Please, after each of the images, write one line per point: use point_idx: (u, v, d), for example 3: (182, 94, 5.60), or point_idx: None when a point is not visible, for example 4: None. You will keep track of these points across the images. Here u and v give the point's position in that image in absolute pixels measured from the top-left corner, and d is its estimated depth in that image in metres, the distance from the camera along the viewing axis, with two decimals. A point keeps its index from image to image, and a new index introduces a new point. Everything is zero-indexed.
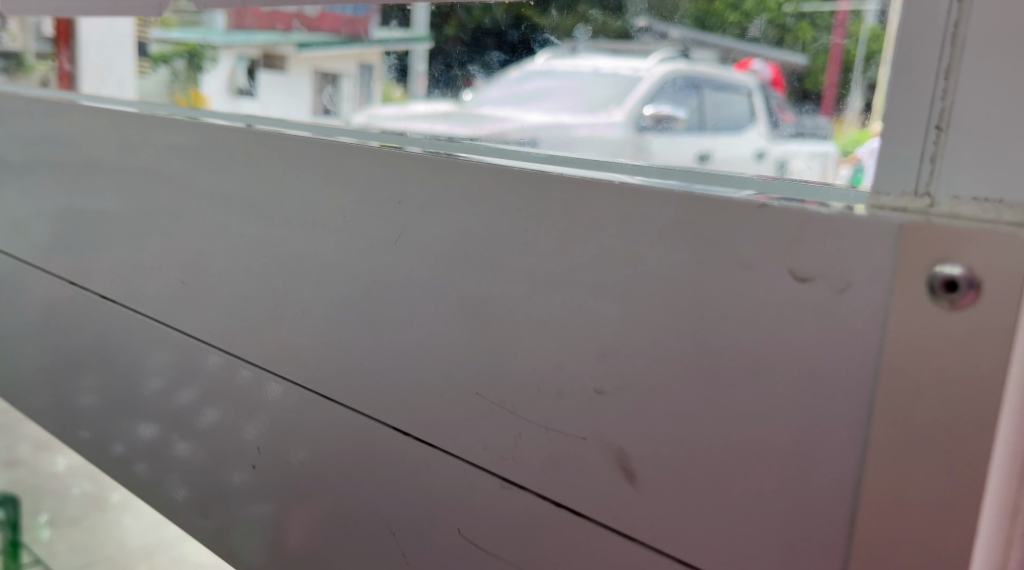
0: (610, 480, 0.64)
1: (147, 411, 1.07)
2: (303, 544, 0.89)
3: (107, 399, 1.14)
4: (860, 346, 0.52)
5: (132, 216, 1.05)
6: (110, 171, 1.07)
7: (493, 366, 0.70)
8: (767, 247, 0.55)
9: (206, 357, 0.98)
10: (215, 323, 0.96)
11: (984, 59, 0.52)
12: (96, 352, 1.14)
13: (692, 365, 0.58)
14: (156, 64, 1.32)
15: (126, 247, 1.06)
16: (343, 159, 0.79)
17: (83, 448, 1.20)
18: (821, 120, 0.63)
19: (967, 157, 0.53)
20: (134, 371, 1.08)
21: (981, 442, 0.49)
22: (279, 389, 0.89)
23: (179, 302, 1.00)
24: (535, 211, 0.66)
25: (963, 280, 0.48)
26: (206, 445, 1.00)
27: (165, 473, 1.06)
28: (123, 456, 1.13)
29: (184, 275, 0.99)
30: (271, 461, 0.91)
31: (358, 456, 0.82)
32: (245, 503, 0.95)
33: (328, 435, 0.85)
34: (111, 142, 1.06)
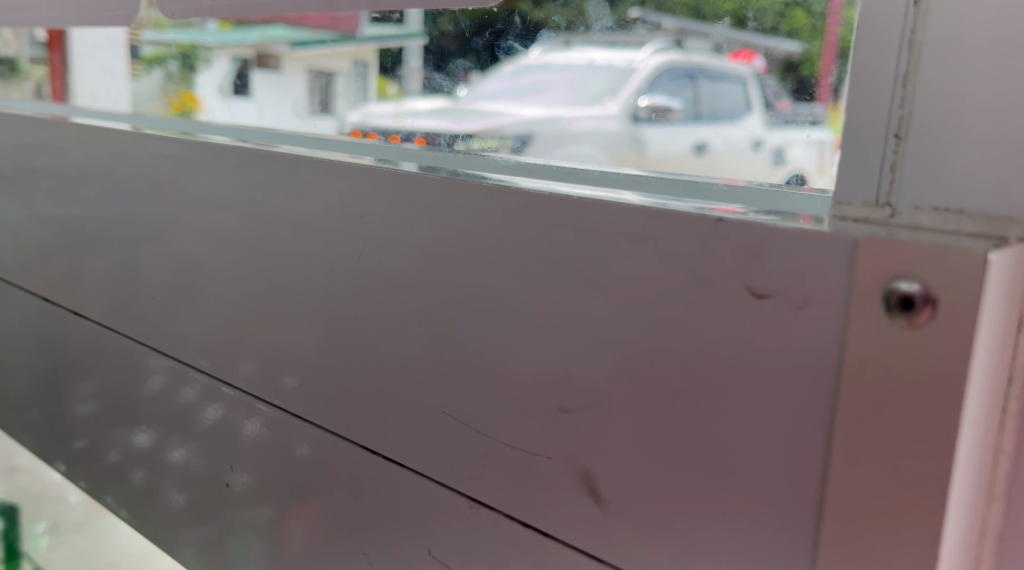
0: (576, 500, 0.63)
1: (140, 417, 1.06)
2: (308, 546, 0.85)
3: (99, 410, 1.13)
4: (819, 365, 0.50)
5: (111, 230, 1.04)
6: (88, 181, 1.06)
7: (460, 385, 0.69)
8: (724, 263, 0.53)
9: (187, 377, 0.97)
10: (193, 336, 0.95)
11: (942, 67, 0.51)
12: (86, 363, 1.13)
13: (653, 383, 0.57)
14: (149, 65, 1.38)
15: (107, 262, 1.05)
16: (308, 174, 0.78)
17: (76, 459, 1.19)
18: (816, 108, 0.62)
19: (927, 166, 0.52)
20: (126, 380, 1.06)
21: (943, 463, 0.47)
22: (262, 409, 0.88)
23: (159, 316, 0.99)
24: (496, 227, 0.65)
25: (919, 296, 0.47)
26: (205, 447, 0.96)
27: (160, 482, 1.04)
28: (120, 464, 1.11)
29: (162, 288, 0.98)
30: (272, 459, 0.87)
31: (334, 474, 0.81)
32: (250, 505, 0.91)
33: (308, 445, 0.83)
34: (89, 156, 1.05)
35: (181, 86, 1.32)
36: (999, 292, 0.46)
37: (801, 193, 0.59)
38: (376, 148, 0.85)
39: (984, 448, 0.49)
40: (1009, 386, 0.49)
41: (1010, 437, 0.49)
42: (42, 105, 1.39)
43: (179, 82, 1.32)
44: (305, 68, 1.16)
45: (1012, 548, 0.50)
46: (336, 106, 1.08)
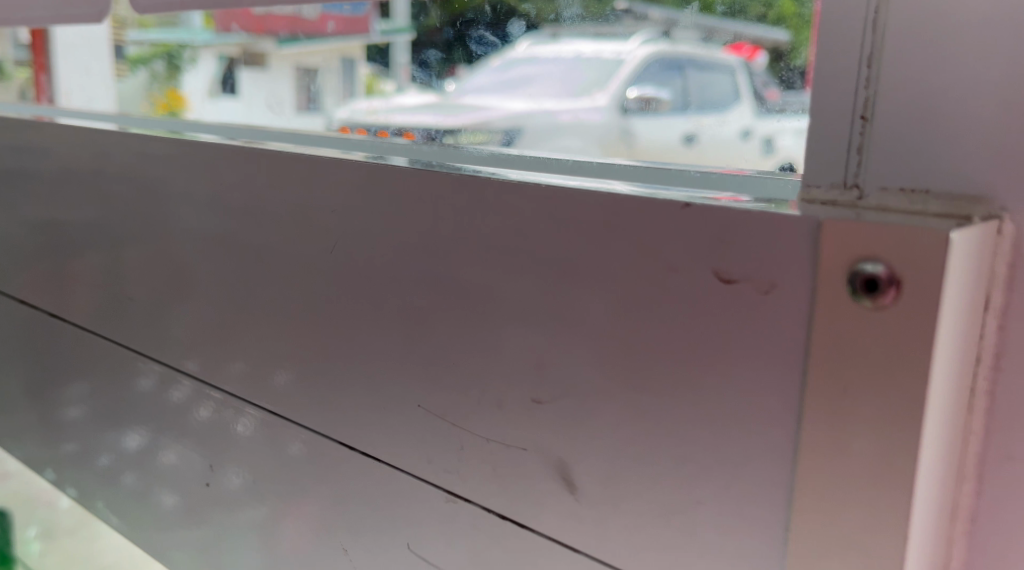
0: (552, 491, 0.62)
1: (129, 420, 1.05)
2: (299, 545, 0.84)
3: (89, 413, 1.12)
4: (787, 348, 0.50)
5: (90, 231, 1.03)
6: (65, 183, 1.05)
7: (435, 378, 0.69)
8: (692, 249, 0.53)
9: (174, 385, 0.96)
10: (173, 337, 0.94)
11: (907, 47, 0.50)
12: (72, 367, 1.12)
13: (625, 373, 0.57)
14: (134, 65, 1.45)
15: (90, 266, 1.04)
16: (280, 170, 0.77)
17: (69, 463, 1.19)
18: (801, 94, 0.60)
19: (893, 147, 0.51)
20: (117, 384, 1.05)
21: (909, 447, 0.47)
22: (252, 417, 0.86)
23: (144, 319, 0.98)
24: (466, 219, 0.64)
25: (884, 277, 0.46)
26: (199, 443, 0.94)
27: (153, 483, 1.03)
28: (112, 466, 1.10)
29: (142, 289, 0.97)
30: (263, 460, 0.86)
31: (317, 472, 0.81)
32: (240, 505, 0.91)
33: (290, 443, 0.83)
34: (66, 157, 1.04)
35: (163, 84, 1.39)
36: (963, 272, 0.46)
37: (776, 179, 0.59)
38: (347, 143, 0.84)
39: (953, 430, 0.49)
40: (977, 366, 0.49)
41: (979, 418, 0.50)
42: (27, 108, 1.38)
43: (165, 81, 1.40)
44: (290, 65, 1.26)
45: (984, 528, 0.50)
46: (323, 103, 1.25)
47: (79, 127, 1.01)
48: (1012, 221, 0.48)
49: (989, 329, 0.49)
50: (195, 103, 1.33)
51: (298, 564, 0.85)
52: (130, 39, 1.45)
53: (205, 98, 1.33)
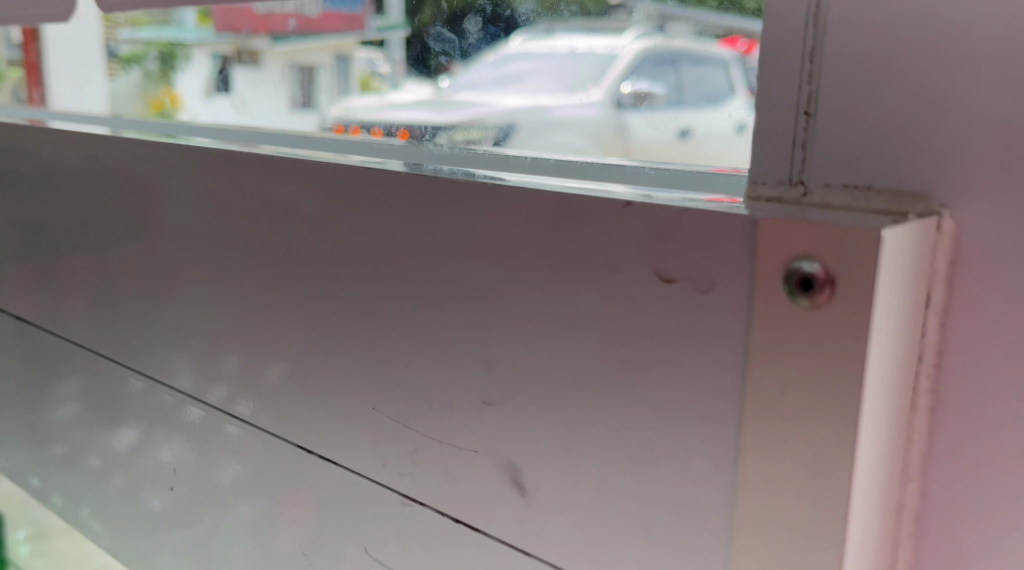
0: (503, 493, 0.62)
1: (115, 424, 1.04)
2: (271, 550, 0.83)
3: (80, 414, 1.10)
4: (727, 349, 0.49)
5: (71, 231, 1.02)
6: (43, 183, 1.05)
7: (389, 381, 0.68)
8: (633, 249, 0.52)
9: (160, 392, 0.95)
10: (151, 339, 0.93)
11: (847, 41, 0.49)
12: (59, 370, 1.11)
13: (573, 374, 0.56)
14: (127, 64, 1.45)
15: (71, 271, 1.04)
16: (243, 172, 0.76)
17: (58, 467, 1.17)
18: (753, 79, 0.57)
19: (836, 143, 0.50)
20: (103, 391, 1.04)
21: (843, 447, 0.46)
22: (232, 427, 0.85)
23: (124, 323, 0.97)
24: (418, 218, 0.63)
25: (820, 276, 0.45)
26: (184, 450, 0.93)
27: (138, 487, 1.02)
28: (97, 470, 1.09)
29: (122, 291, 0.96)
30: (241, 467, 0.85)
31: (283, 476, 0.80)
32: (219, 511, 0.90)
33: (261, 445, 0.82)
34: (42, 158, 1.04)
35: (162, 82, 1.42)
36: (898, 270, 0.45)
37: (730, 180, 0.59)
38: (321, 143, 0.85)
39: (896, 429, 0.49)
40: (919, 363, 0.49)
41: (923, 416, 0.49)
42: (15, 109, 1.38)
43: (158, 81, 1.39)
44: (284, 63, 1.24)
45: (927, 528, 0.50)
46: (319, 101, 1.28)
47: (54, 129, 1.01)
48: (951, 219, 0.48)
49: (931, 326, 0.49)
50: (193, 103, 1.34)
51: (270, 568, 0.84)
52: (121, 38, 1.45)
53: (201, 98, 1.34)
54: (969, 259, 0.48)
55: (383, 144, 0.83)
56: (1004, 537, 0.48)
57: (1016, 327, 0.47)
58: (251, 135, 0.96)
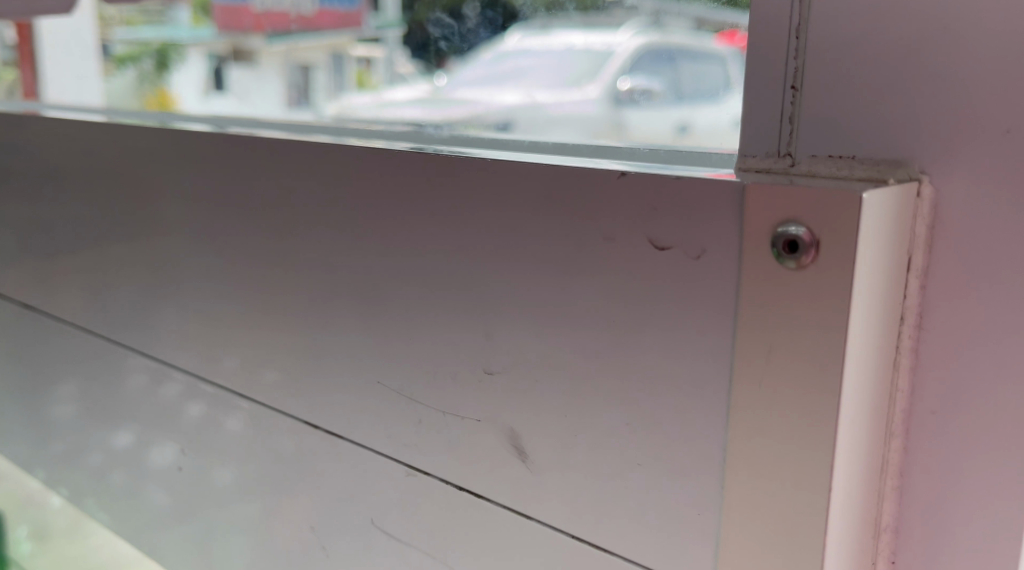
0: (505, 460, 0.64)
1: (118, 418, 1.06)
2: (278, 529, 0.85)
3: (80, 411, 1.12)
4: (718, 311, 0.52)
5: (72, 225, 1.04)
6: (45, 178, 1.06)
7: (392, 356, 0.70)
8: (627, 219, 0.55)
9: (166, 379, 0.96)
10: (155, 330, 0.95)
11: (830, 16, 0.52)
12: (62, 365, 1.13)
13: (571, 341, 0.58)
14: (122, 64, 1.48)
15: (75, 262, 1.05)
16: (246, 156, 0.78)
17: (60, 463, 1.19)
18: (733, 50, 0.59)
19: (821, 115, 0.53)
20: (106, 381, 1.06)
21: (828, 402, 0.48)
22: (237, 414, 0.87)
23: (127, 316, 0.99)
24: (419, 195, 0.66)
25: (805, 239, 0.47)
26: (188, 440, 0.95)
27: (142, 481, 1.04)
28: (100, 465, 1.11)
29: (124, 285, 0.98)
30: (250, 451, 0.87)
31: (290, 454, 0.82)
32: (225, 499, 0.92)
33: (265, 424, 0.84)
34: (43, 152, 1.05)
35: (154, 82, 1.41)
36: (879, 231, 0.47)
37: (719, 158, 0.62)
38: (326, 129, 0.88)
39: (880, 388, 0.51)
40: (901, 324, 0.51)
41: (905, 375, 0.52)
42: (14, 104, 1.39)
43: (154, 80, 1.42)
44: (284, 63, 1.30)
45: (910, 481, 0.52)
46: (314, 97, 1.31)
47: (55, 121, 1.03)
48: (930, 185, 0.50)
49: (912, 289, 0.51)
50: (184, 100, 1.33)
51: (276, 548, 0.86)
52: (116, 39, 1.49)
53: (195, 95, 1.36)
54: (947, 223, 0.50)
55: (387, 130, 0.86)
56: (983, 488, 0.51)
57: (993, 287, 0.49)
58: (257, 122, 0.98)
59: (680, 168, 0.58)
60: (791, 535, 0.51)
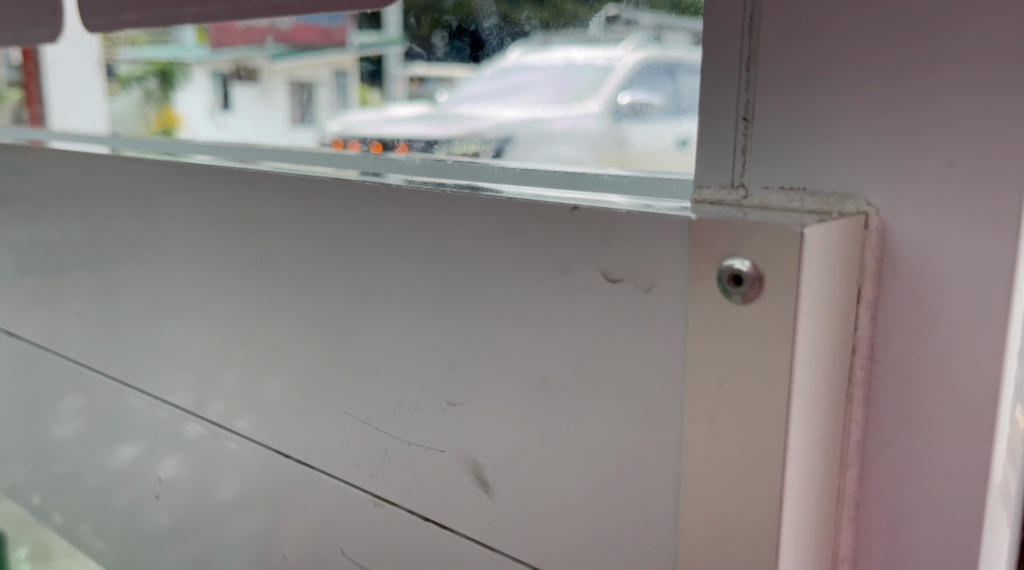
0: (468, 491, 0.64)
1: (104, 443, 1.05)
2: (258, 553, 0.86)
3: (72, 436, 1.12)
4: (670, 343, 0.52)
5: (56, 252, 1.04)
6: (30, 204, 1.07)
7: (357, 386, 0.70)
8: (579, 251, 0.55)
9: (152, 408, 0.96)
10: (137, 358, 0.95)
11: (776, 50, 0.52)
12: (49, 390, 1.13)
13: (533, 374, 0.58)
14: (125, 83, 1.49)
15: (59, 290, 1.05)
16: (216, 186, 0.78)
17: (53, 485, 1.19)
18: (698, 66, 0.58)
19: (771, 147, 0.53)
20: (95, 407, 1.05)
21: (775, 435, 0.48)
22: (231, 442, 0.85)
23: (110, 344, 0.99)
24: (379, 227, 0.66)
25: (749, 274, 0.47)
26: (171, 464, 0.95)
27: (135, 506, 1.04)
28: (94, 490, 1.11)
29: (106, 314, 0.98)
30: (230, 479, 0.87)
31: (268, 485, 0.82)
32: (210, 523, 0.92)
33: (243, 453, 0.84)
34: (29, 181, 1.06)
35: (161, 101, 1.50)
36: (821, 265, 0.47)
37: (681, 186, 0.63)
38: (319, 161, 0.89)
39: (834, 419, 0.51)
40: (854, 355, 0.51)
41: (859, 405, 0.51)
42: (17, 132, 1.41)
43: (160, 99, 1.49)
44: None
45: (867, 513, 0.52)
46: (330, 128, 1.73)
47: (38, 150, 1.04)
48: (877, 217, 0.50)
49: (863, 320, 0.51)
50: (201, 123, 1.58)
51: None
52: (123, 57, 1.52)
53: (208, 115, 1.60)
54: (895, 255, 0.50)
55: (387, 159, 0.86)
56: (939, 519, 0.51)
57: (941, 318, 0.49)
58: (248, 153, 1.00)
59: (638, 199, 0.58)
60: (741, 568, 0.51)
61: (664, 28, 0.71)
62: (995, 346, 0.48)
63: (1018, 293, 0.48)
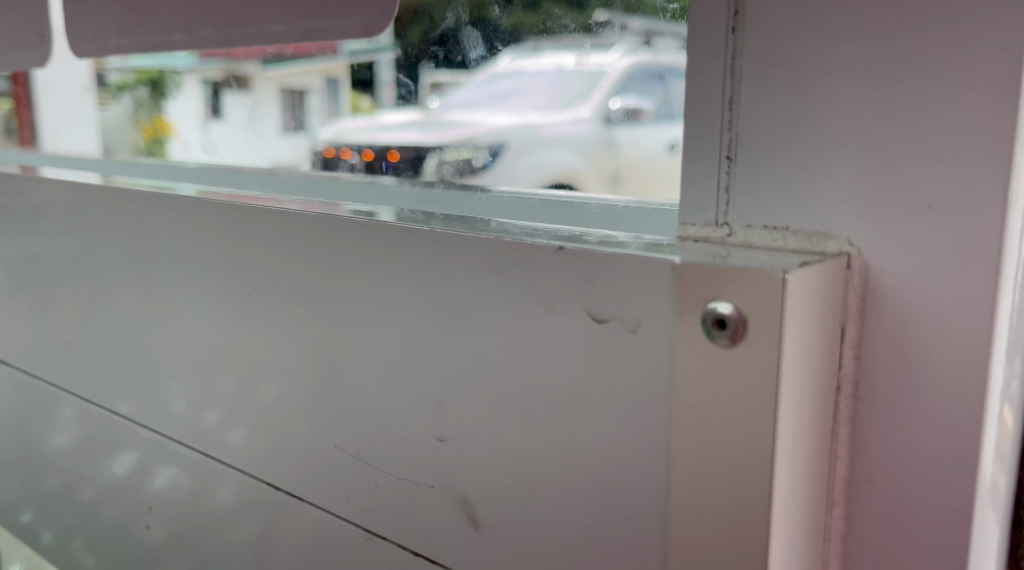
0: (455, 526, 0.64)
1: (91, 467, 1.05)
2: None
3: (59, 459, 1.11)
4: (656, 382, 0.52)
5: (39, 278, 1.03)
6: (13, 229, 1.06)
7: (346, 419, 0.70)
8: (565, 290, 0.55)
9: (139, 435, 0.95)
10: (123, 384, 0.95)
11: (758, 88, 0.52)
12: (35, 412, 1.12)
13: (521, 411, 0.59)
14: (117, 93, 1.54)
15: (43, 314, 1.04)
16: (203, 217, 0.78)
17: (40, 506, 1.19)
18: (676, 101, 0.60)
19: (754, 186, 0.53)
20: (81, 431, 1.05)
21: (761, 476, 0.49)
22: (214, 471, 0.85)
23: (94, 371, 0.98)
24: (364, 261, 0.66)
25: (733, 318, 0.48)
26: (157, 490, 0.94)
27: (122, 531, 1.03)
28: (81, 513, 1.10)
29: (90, 340, 0.97)
30: (216, 507, 0.87)
31: (253, 515, 0.82)
32: (194, 550, 0.91)
33: (227, 483, 0.84)
34: (11, 206, 1.05)
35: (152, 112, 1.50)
36: (804, 307, 0.47)
37: (664, 216, 0.65)
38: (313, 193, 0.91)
39: (820, 457, 0.52)
40: (839, 394, 0.51)
41: (844, 444, 0.52)
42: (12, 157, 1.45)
43: (151, 108, 1.50)
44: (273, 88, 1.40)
45: (854, 549, 0.53)
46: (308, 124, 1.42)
47: (20, 176, 1.03)
48: (860, 257, 0.50)
49: (847, 358, 0.51)
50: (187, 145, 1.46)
51: None
52: (111, 66, 1.54)
53: (195, 127, 1.46)
54: (878, 295, 0.50)
55: (383, 190, 0.88)
56: (924, 557, 0.51)
57: (924, 355, 0.50)
58: (241, 182, 1.01)
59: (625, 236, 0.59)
60: None
61: (655, 34, 0.73)
62: (977, 360, 0.48)
63: (1003, 300, 0.48)
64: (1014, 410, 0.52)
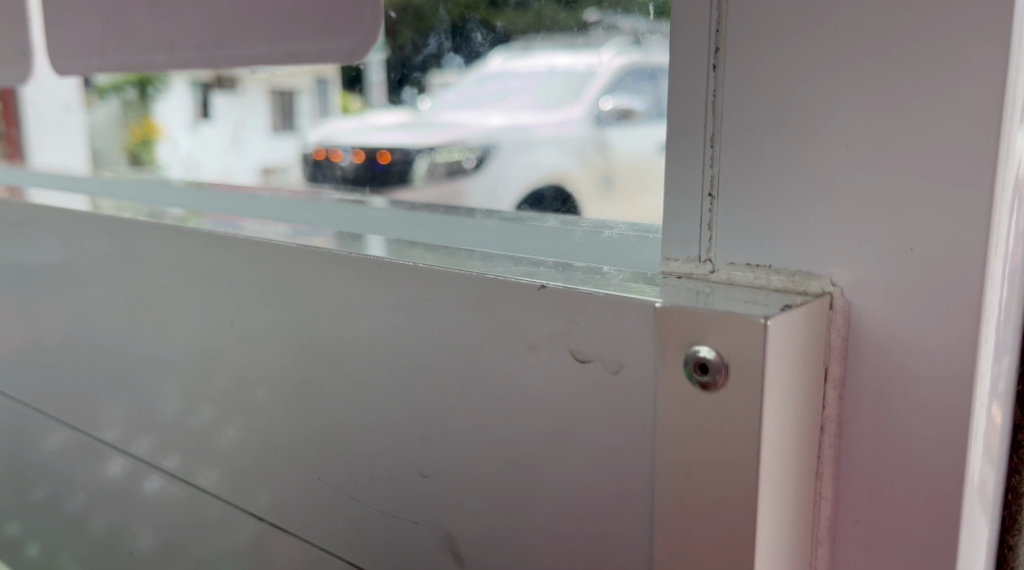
0: (440, 561, 0.64)
1: (73, 486, 1.04)
2: None
3: (40, 476, 1.10)
4: (640, 423, 0.52)
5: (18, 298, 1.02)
6: None
7: (329, 451, 0.70)
8: (547, 329, 0.55)
9: (119, 458, 0.94)
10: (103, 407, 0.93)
11: (739, 126, 0.52)
12: (18, 430, 1.11)
13: (505, 448, 0.58)
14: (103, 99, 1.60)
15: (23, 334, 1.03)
16: (186, 243, 0.77)
17: (23, 522, 1.18)
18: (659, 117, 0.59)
19: (737, 224, 0.53)
20: (63, 450, 1.04)
21: (744, 521, 0.48)
22: (196, 497, 0.84)
23: (74, 391, 0.97)
24: (346, 293, 0.65)
25: (715, 362, 0.47)
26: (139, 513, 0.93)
27: (103, 552, 1.02)
28: (63, 531, 1.09)
29: (71, 362, 0.96)
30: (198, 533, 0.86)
31: (235, 543, 0.81)
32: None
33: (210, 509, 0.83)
34: None
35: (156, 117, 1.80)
36: (785, 351, 0.47)
37: (648, 245, 0.65)
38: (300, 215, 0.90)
39: (805, 496, 0.52)
40: (822, 434, 0.51)
41: (828, 483, 0.52)
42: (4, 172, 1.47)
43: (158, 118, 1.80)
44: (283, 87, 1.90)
45: None
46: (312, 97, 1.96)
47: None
48: (842, 298, 0.50)
49: (831, 400, 0.51)
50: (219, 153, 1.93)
51: None
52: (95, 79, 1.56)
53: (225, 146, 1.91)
54: (860, 336, 0.50)
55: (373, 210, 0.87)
56: None
57: (906, 397, 0.49)
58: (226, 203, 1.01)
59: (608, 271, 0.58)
60: None
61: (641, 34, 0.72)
62: (961, 385, 0.48)
63: (985, 334, 0.48)
64: (1001, 409, 0.51)
